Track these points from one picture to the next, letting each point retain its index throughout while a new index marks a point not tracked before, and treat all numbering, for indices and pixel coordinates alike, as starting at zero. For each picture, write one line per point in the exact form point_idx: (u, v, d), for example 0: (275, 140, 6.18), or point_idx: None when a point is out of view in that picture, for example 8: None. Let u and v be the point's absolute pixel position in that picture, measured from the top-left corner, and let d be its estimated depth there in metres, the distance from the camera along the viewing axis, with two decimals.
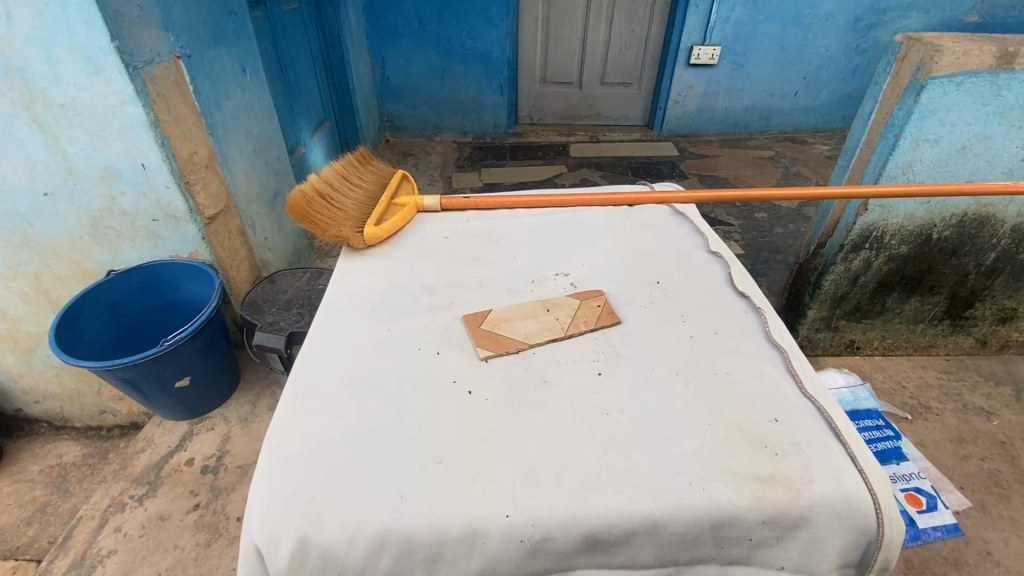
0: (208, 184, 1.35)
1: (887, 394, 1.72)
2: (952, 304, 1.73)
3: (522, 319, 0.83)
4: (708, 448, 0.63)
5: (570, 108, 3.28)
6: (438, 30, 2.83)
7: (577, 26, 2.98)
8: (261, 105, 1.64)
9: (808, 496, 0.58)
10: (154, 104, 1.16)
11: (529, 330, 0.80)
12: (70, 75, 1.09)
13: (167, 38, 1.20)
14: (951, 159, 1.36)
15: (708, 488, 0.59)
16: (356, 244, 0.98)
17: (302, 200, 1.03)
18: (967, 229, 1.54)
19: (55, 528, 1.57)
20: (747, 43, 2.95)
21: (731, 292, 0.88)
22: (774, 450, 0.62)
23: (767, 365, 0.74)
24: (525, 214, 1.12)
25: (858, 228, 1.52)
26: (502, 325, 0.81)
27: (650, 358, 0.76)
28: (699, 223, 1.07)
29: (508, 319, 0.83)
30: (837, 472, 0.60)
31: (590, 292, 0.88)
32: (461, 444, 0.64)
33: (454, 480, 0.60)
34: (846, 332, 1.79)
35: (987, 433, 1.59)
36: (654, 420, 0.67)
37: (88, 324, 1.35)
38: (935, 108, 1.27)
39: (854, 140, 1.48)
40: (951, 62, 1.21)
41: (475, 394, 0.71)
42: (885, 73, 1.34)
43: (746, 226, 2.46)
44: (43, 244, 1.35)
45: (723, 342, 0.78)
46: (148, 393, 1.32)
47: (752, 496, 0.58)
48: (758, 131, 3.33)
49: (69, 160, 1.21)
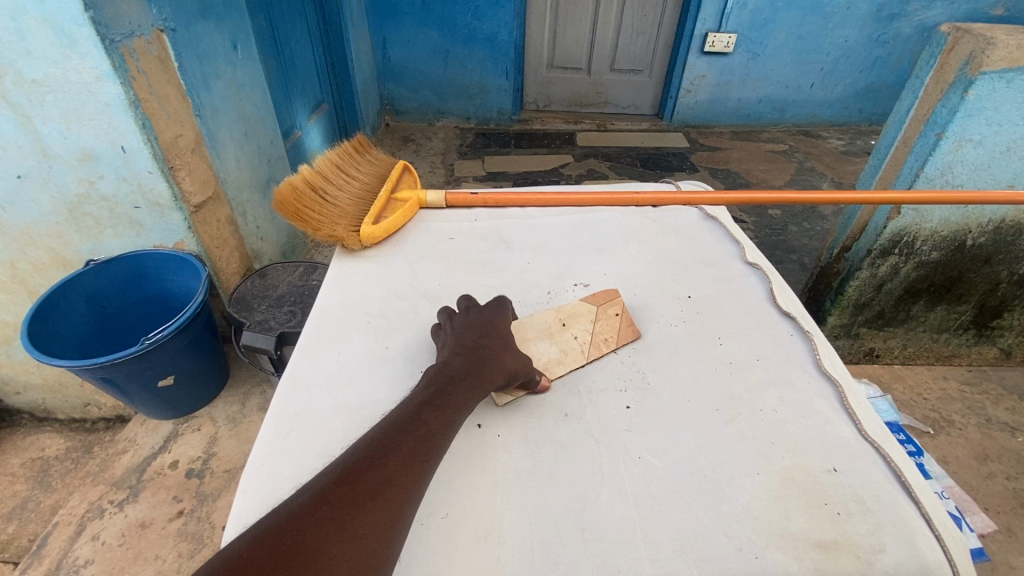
0: (195, 169, 1.24)
1: (908, 406, 1.64)
2: (979, 313, 1.64)
3: (539, 340, 0.72)
4: (759, 505, 0.54)
5: (577, 94, 3.15)
6: (442, 10, 2.69)
7: (588, 9, 2.84)
8: (253, 84, 1.52)
9: (880, 568, 0.50)
10: (135, 82, 1.05)
11: (549, 357, 0.70)
12: (40, 47, 0.97)
13: (150, 9, 1.09)
14: (994, 162, 1.27)
15: (761, 557, 0.50)
16: (352, 244, 0.89)
17: (290, 193, 0.90)
18: (1004, 236, 1.45)
19: (35, 526, 1.49)
20: (764, 32, 2.81)
21: (773, 310, 0.79)
22: (835, 508, 0.54)
23: (820, 402, 0.65)
24: (537, 212, 1.01)
25: (889, 233, 1.42)
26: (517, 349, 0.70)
27: (686, 391, 0.67)
28: (731, 227, 0.98)
29: (524, 339, 0.72)
30: (912, 539, 0.52)
31: (607, 296, 0.77)
32: (468, 495, 0.55)
33: (462, 539, 0.52)
34: (866, 340, 1.71)
35: (1012, 450, 1.51)
36: (692, 471, 0.58)
37: (66, 318, 1.25)
38: (982, 107, 1.17)
39: (888, 138, 1.37)
40: (1004, 57, 1.11)
41: (485, 429, 0.62)
42: (928, 66, 1.23)
43: (760, 223, 2.36)
44: (18, 230, 1.25)
45: (767, 371, 0.69)
46: (130, 393, 1.22)
47: (815, 568, 0.49)
48: (771, 123, 3.21)
49: (43, 140, 1.09)
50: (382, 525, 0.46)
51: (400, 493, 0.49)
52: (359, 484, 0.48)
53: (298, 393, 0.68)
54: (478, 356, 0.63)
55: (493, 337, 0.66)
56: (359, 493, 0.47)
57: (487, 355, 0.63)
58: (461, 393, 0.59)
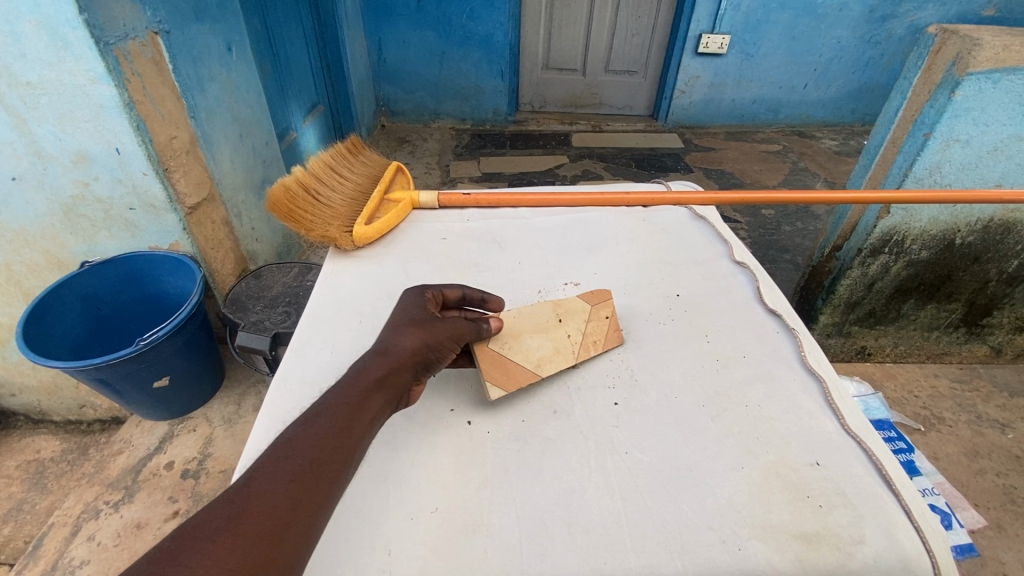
0: (190, 170, 1.25)
1: (899, 404, 1.65)
2: (969, 311, 1.66)
3: (533, 333, 0.72)
4: (743, 498, 0.55)
5: (572, 95, 3.16)
6: (437, 11, 2.70)
7: (582, 11, 2.85)
8: (248, 86, 1.53)
9: (860, 559, 0.51)
10: (129, 84, 1.06)
11: (541, 354, 0.69)
12: (35, 49, 0.98)
13: (144, 12, 1.09)
14: (982, 161, 1.28)
15: (744, 549, 0.51)
16: (344, 244, 0.90)
17: (285, 194, 0.90)
18: (992, 235, 1.47)
19: (31, 528, 1.49)
20: (758, 32, 2.83)
21: (760, 308, 0.80)
22: (817, 501, 0.55)
23: (804, 398, 0.66)
24: (529, 213, 1.02)
25: (879, 232, 1.44)
26: (513, 344, 0.69)
27: (674, 387, 0.68)
28: (720, 227, 0.99)
29: (519, 330, 0.72)
30: (892, 531, 0.53)
31: (601, 295, 0.77)
32: (456, 490, 0.57)
33: (452, 533, 0.53)
34: (857, 338, 1.72)
35: (1002, 446, 1.53)
36: (678, 466, 0.59)
37: (61, 320, 1.26)
38: (969, 107, 1.18)
39: (878, 138, 1.39)
40: (990, 57, 1.12)
41: (474, 426, 0.64)
42: (916, 66, 1.24)
43: (753, 223, 2.38)
44: (13, 232, 1.25)
45: (753, 367, 0.71)
46: (125, 394, 1.23)
47: (797, 558, 0.50)
48: (765, 124, 3.23)
49: (37, 142, 1.10)
50: (240, 566, 0.41)
51: (265, 525, 0.44)
52: (204, 527, 0.42)
53: (291, 392, 0.69)
54: (373, 356, 0.60)
55: (394, 332, 0.63)
56: (202, 537, 0.42)
57: (382, 350, 0.61)
58: (346, 402, 0.55)
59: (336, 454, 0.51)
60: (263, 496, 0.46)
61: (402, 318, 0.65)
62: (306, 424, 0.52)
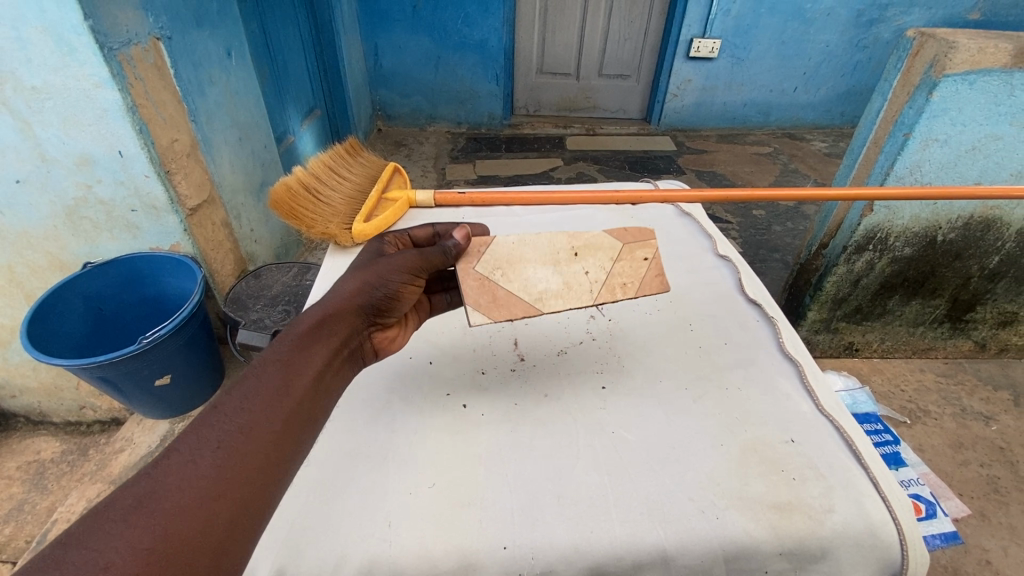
0: (190, 173, 1.28)
1: (886, 398, 1.69)
2: (953, 306, 1.70)
3: (538, 264, 0.74)
4: (722, 472, 0.59)
5: (566, 99, 3.21)
6: (432, 17, 2.75)
7: (576, 16, 2.91)
8: (246, 89, 1.56)
9: (829, 526, 0.55)
10: (132, 88, 1.09)
11: (546, 288, 0.73)
12: (41, 55, 1.01)
13: (146, 18, 1.13)
14: (961, 160, 1.32)
15: (722, 518, 0.55)
16: (344, 240, 0.97)
17: (286, 193, 0.93)
18: (973, 232, 1.51)
19: (32, 528, 1.50)
20: (748, 37, 2.89)
21: (742, 298, 0.84)
22: (792, 474, 0.59)
23: (782, 380, 0.70)
24: (522, 211, 1.07)
25: (862, 230, 1.48)
26: (509, 273, 0.72)
27: (659, 372, 0.72)
28: (705, 223, 1.03)
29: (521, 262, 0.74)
30: (860, 500, 0.57)
31: (637, 234, 0.77)
32: (452, 467, 0.60)
33: (447, 506, 0.56)
34: (844, 334, 1.76)
35: (986, 438, 1.57)
36: (663, 444, 0.62)
37: (64, 319, 1.28)
38: (947, 108, 1.23)
39: (861, 138, 1.43)
40: (965, 60, 1.17)
41: (469, 409, 0.68)
42: (896, 69, 1.29)
43: (744, 224, 2.43)
44: (16, 234, 1.28)
45: (734, 353, 0.74)
46: (127, 392, 1.25)
47: (770, 526, 0.54)
48: (756, 126, 3.28)
49: (41, 146, 1.13)
50: (170, 528, 0.41)
51: (191, 492, 0.44)
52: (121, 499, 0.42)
53: None
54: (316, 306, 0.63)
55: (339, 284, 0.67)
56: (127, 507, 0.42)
57: (323, 299, 0.64)
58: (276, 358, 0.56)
59: (267, 416, 0.51)
60: (187, 466, 0.45)
61: (350, 270, 0.69)
62: (234, 391, 0.53)
